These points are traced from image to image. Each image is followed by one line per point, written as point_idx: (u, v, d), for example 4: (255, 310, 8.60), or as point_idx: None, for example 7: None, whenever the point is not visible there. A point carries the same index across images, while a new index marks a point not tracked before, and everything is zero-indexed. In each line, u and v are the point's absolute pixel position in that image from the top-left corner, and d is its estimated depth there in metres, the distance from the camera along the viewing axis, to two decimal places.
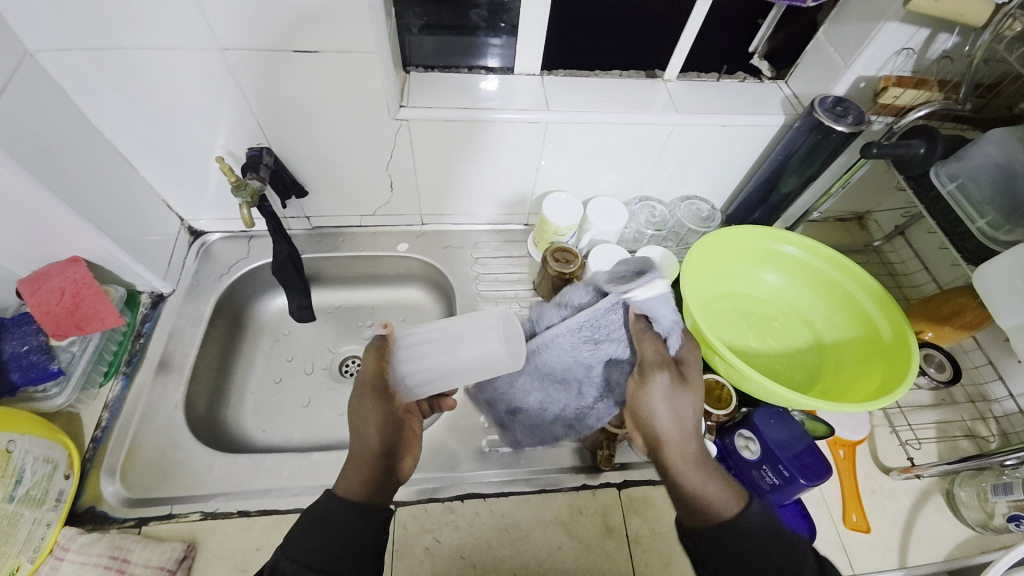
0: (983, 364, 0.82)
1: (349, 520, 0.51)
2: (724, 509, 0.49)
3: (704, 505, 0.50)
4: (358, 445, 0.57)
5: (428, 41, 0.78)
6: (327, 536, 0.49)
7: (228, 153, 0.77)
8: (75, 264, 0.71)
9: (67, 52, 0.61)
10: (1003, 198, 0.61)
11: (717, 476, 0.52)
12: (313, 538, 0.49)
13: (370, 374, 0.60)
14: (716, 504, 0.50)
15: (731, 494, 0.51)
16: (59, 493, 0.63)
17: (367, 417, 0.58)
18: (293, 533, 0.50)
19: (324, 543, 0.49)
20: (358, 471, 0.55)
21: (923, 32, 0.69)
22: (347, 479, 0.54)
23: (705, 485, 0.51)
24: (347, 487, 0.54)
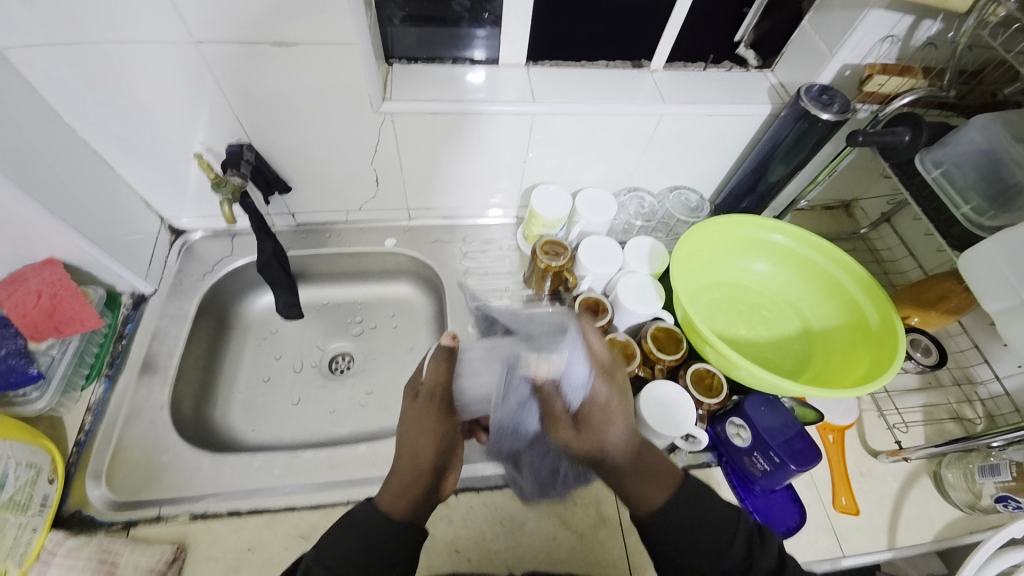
0: (969, 347, 0.83)
1: (381, 525, 0.52)
2: (654, 497, 0.53)
3: (637, 493, 0.54)
4: (410, 456, 0.57)
5: (411, 32, 0.76)
6: (361, 538, 0.51)
7: (207, 149, 0.76)
8: (51, 265, 0.70)
9: (35, 47, 0.59)
10: (988, 183, 0.62)
11: (655, 468, 0.55)
12: (347, 538, 0.50)
13: (436, 387, 0.59)
14: (647, 494, 0.53)
15: (661, 484, 0.54)
16: (43, 498, 0.62)
17: (428, 430, 0.57)
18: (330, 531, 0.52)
19: (357, 544, 0.50)
20: (407, 489, 0.55)
21: (907, 18, 0.69)
22: (390, 493, 0.55)
23: (638, 480, 0.54)
24: (393, 501, 0.54)
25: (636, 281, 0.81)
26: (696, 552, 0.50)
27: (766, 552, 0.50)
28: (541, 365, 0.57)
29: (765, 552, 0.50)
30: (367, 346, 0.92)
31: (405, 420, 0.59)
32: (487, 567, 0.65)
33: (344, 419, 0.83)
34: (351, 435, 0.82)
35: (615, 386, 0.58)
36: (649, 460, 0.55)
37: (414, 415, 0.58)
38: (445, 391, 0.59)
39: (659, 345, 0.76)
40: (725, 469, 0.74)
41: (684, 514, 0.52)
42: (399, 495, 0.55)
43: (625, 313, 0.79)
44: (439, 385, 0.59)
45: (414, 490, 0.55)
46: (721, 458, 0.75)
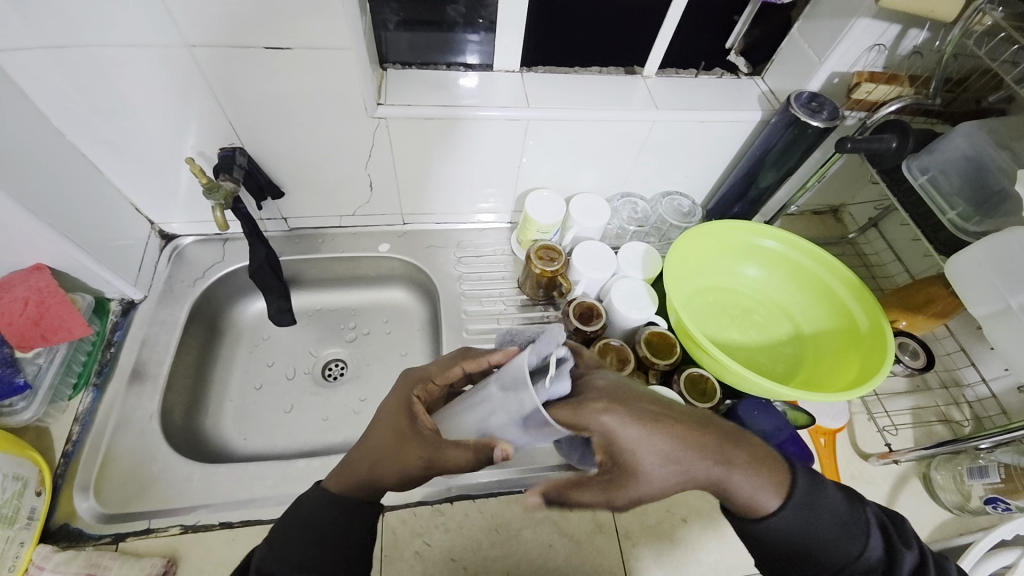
0: (955, 350, 0.85)
1: (328, 519, 0.49)
2: (763, 505, 0.45)
3: (745, 510, 0.46)
4: (370, 468, 0.50)
5: (405, 37, 0.76)
6: (311, 537, 0.48)
7: (199, 154, 0.75)
8: (39, 272, 0.68)
9: (22, 50, 0.58)
10: (972, 189, 0.64)
11: (757, 462, 0.45)
12: (296, 537, 0.48)
13: (448, 463, 0.48)
14: (756, 506, 0.45)
15: (769, 483, 0.45)
16: (30, 511, 0.60)
17: (397, 470, 0.49)
18: (275, 528, 0.49)
19: (307, 544, 0.48)
20: (356, 483, 0.50)
21: (893, 28, 0.70)
22: (344, 480, 0.51)
23: (745, 480, 0.44)
24: (342, 485, 0.51)
25: (631, 286, 0.81)
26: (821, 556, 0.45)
27: (904, 547, 0.46)
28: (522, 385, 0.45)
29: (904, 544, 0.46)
30: (361, 352, 0.91)
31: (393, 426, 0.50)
32: None
33: (338, 426, 0.82)
34: (344, 442, 0.81)
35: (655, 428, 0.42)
36: (739, 453, 0.45)
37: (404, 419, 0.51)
38: (441, 466, 0.48)
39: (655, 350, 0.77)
40: None
41: (805, 522, 0.45)
42: (343, 488, 0.51)
43: (620, 318, 0.80)
44: (448, 461, 0.48)
45: (359, 491, 0.51)
46: None
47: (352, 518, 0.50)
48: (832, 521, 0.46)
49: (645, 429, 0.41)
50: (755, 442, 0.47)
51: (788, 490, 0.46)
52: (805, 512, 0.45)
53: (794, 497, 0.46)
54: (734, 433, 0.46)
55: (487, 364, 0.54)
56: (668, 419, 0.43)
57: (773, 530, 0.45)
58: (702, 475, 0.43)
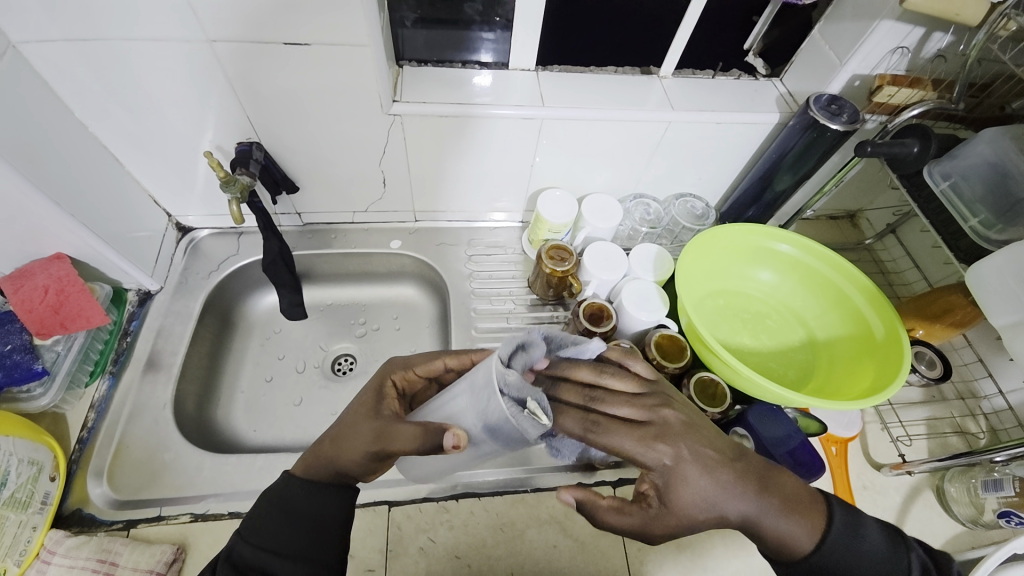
0: (973, 361, 0.83)
1: (304, 503, 0.49)
2: (801, 546, 0.46)
3: (782, 551, 0.46)
4: (330, 447, 0.51)
5: (421, 34, 0.77)
6: (288, 521, 0.49)
7: (217, 148, 0.76)
8: (59, 261, 0.70)
9: (48, 43, 0.59)
10: (995, 196, 0.62)
11: (797, 507, 0.46)
12: (274, 523, 0.48)
13: (395, 442, 0.47)
14: (794, 544, 0.46)
15: (807, 526, 0.46)
16: (44, 495, 0.62)
17: (353, 447, 0.49)
18: (252, 515, 0.49)
19: (285, 528, 0.48)
20: (317, 460, 0.51)
21: (918, 31, 0.69)
22: (307, 459, 0.52)
23: (782, 524, 0.45)
24: (306, 463, 0.52)
25: (641, 287, 0.81)
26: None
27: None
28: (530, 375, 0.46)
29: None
30: (370, 347, 0.92)
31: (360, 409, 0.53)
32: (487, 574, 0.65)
33: None
34: None
35: (698, 459, 0.44)
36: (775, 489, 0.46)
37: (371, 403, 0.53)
38: (388, 446, 0.48)
39: (664, 353, 0.76)
40: None
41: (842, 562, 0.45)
42: (308, 471, 0.51)
43: (629, 319, 0.79)
44: (397, 441, 0.47)
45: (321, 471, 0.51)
46: None
47: (329, 501, 0.50)
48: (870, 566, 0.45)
49: (686, 461, 0.44)
50: (792, 483, 0.48)
51: (823, 529, 0.46)
52: (845, 553, 0.46)
53: (830, 538, 0.46)
54: (777, 478, 0.47)
55: (467, 363, 0.59)
56: (710, 454, 0.45)
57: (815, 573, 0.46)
58: (739, 504, 0.45)
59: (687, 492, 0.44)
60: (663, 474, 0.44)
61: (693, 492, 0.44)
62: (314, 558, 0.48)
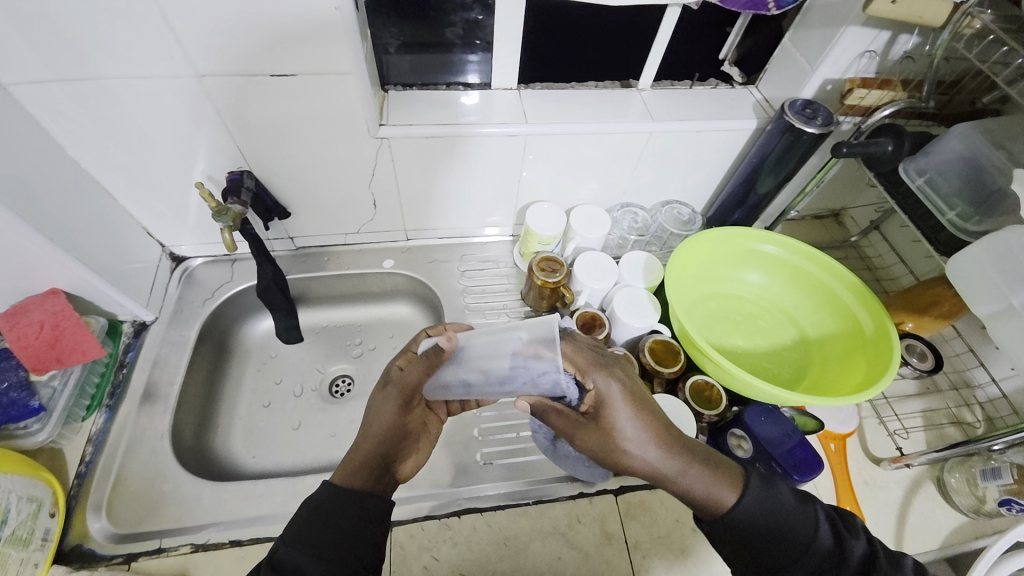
0: (964, 351, 0.84)
1: (343, 507, 0.49)
2: (717, 498, 0.48)
3: (700, 505, 0.49)
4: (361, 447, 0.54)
5: (405, 59, 0.79)
6: (324, 524, 0.48)
7: (208, 178, 0.77)
8: (54, 296, 0.70)
9: (39, 84, 0.60)
10: (971, 190, 0.64)
11: (717, 465, 0.50)
12: (311, 525, 0.48)
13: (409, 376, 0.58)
14: (713, 500, 0.48)
15: (725, 481, 0.49)
16: (44, 532, 0.61)
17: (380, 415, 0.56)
18: (291, 517, 0.49)
19: (321, 530, 0.48)
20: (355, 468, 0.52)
21: (884, 34, 0.71)
22: (343, 474, 0.52)
23: (701, 476, 0.49)
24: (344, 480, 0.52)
25: (632, 295, 0.82)
26: (781, 545, 0.47)
27: (851, 540, 0.48)
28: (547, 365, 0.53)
29: (854, 542, 0.48)
30: (368, 367, 0.92)
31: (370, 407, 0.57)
32: None
33: (346, 441, 0.83)
34: None
35: (630, 399, 0.50)
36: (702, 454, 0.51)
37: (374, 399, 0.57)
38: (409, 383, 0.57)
39: (658, 358, 0.77)
40: None
41: (756, 510, 0.48)
42: (349, 482, 0.51)
43: (623, 327, 0.79)
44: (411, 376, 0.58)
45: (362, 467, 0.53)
46: None
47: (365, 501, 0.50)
48: (784, 517, 0.48)
49: (619, 397, 0.50)
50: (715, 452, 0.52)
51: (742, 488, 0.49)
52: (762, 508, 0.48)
53: (747, 497, 0.48)
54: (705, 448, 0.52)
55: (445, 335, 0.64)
56: (642, 399, 0.51)
57: (735, 527, 0.48)
58: (660, 451, 0.49)
59: (615, 424, 0.49)
60: (598, 404, 0.50)
61: (620, 421, 0.49)
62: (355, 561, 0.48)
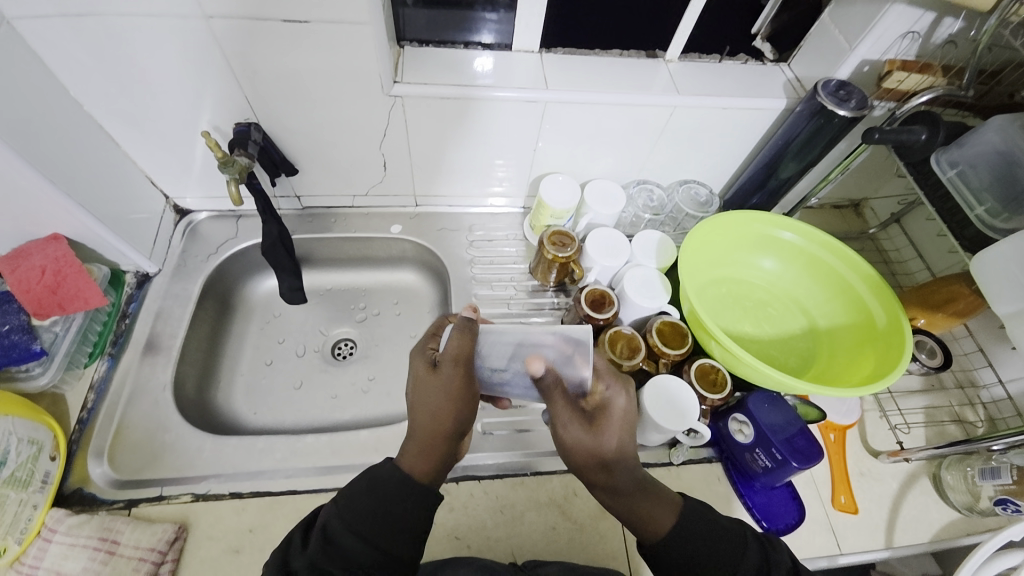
0: (973, 350, 0.83)
1: (404, 501, 0.49)
2: (660, 525, 0.49)
3: (644, 530, 0.49)
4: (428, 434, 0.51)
5: (423, 14, 0.75)
6: (381, 510, 0.48)
7: (215, 128, 0.75)
8: (56, 241, 0.69)
9: (42, 17, 0.58)
10: (1003, 185, 0.61)
11: (658, 490, 0.51)
12: (371, 505, 0.48)
13: (457, 355, 0.51)
14: (653, 526, 0.49)
15: (666, 507, 0.50)
16: (44, 475, 0.62)
17: (441, 398, 0.51)
18: (349, 489, 0.50)
19: (378, 515, 0.48)
20: (425, 452, 0.51)
21: (927, 16, 0.68)
22: (409, 454, 0.51)
23: (644, 503, 0.50)
24: (415, 463, 0.51)
25: (643, 274, 0.80)
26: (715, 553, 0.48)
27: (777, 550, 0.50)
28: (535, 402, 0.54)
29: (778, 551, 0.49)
30: (371, 332, 0.91)
31: (423, 386, 0.52)
32: (486, 554, 0.65)
33: (346, 404, 0.83)
34: (353, 420, 0.82)
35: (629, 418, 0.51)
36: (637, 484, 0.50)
37: (426, 378, 0.52)
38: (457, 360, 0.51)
39: (665, 339, 0.76)
40: (726, 465, 0.74)
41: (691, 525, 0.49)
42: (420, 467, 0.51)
43: (631, 306, 0.79)
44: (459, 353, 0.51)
45: (432, 456, 0.51)
46: (722, 454, 0.75)
47: (419, 494, 0.50)
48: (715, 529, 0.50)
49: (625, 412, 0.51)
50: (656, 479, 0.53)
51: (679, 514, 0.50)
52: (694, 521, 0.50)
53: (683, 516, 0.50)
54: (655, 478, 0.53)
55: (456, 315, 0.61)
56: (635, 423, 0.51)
57: (670, 551, 0.48)
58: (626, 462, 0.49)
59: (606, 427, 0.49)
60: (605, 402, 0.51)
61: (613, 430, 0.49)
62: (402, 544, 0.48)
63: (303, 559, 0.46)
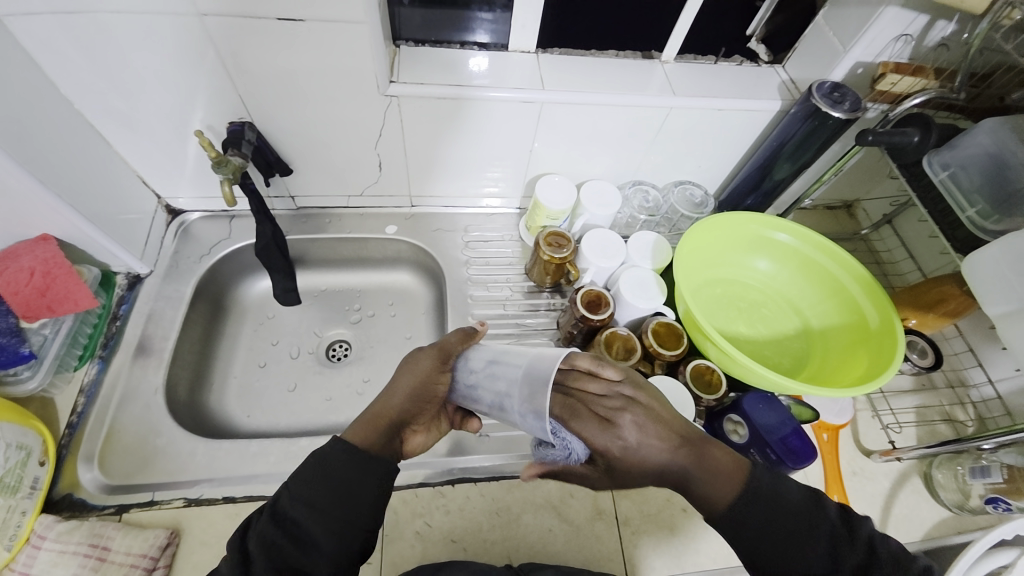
0: (963, 350, 0.85)
1: (343, 466, 0.47)
2: (723, 491, 0.45)
3: (710, 500, 0.45)
4: (384, 403, 0.53)
5: (419, 13, 0.75)
6: (323, 479, 0.47)
7: (207, 127, 0.74)
8: (46, 244, 0.68)
9: (30, 15, 0.57)
10: (993, 187, 0.62)
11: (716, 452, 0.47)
12: (320, 481, 0.47)
13: (445, 347, 0.57)
14: (715, 494, 0.45)
15: (726, 477, 0.45)
16: (34, 480, 0.61)
17: (411, 372, 0.55)
18: (297, 468, 0.48)
19: (319, 485, 0.46)
20: (373, 422, 0.52)
21: (921, 18, 0.69)
22: (358, 424, 0.52)
23: (704, 472, 0.45)
24: (357, 430, 0.51)
25: (639, 275, 0.81)
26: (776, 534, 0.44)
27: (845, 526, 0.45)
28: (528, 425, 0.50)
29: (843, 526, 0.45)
30: (366, 334, 0.91)
31: (401, 363, 0.57)
32: (482, 557, 0.65)
33: (341, 406, 0.83)
34: (348, 423, 0.81)
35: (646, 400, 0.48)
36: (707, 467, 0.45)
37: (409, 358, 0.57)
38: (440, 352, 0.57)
39: (661, 340, 0.76)
40: None
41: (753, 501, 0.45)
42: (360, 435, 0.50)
43: (627, 308, 0.79)
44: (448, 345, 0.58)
45: (377, 425, 0.51)
46: None
47: (371, 465, 0.48)
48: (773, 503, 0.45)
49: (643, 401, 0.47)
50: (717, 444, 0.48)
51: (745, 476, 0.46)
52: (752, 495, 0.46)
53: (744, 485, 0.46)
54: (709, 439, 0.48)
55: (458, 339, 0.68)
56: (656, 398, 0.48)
57: (737, 519, 0.45)
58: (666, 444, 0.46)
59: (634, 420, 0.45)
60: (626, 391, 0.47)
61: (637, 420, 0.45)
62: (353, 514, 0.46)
63: (254, 538, 0.44)
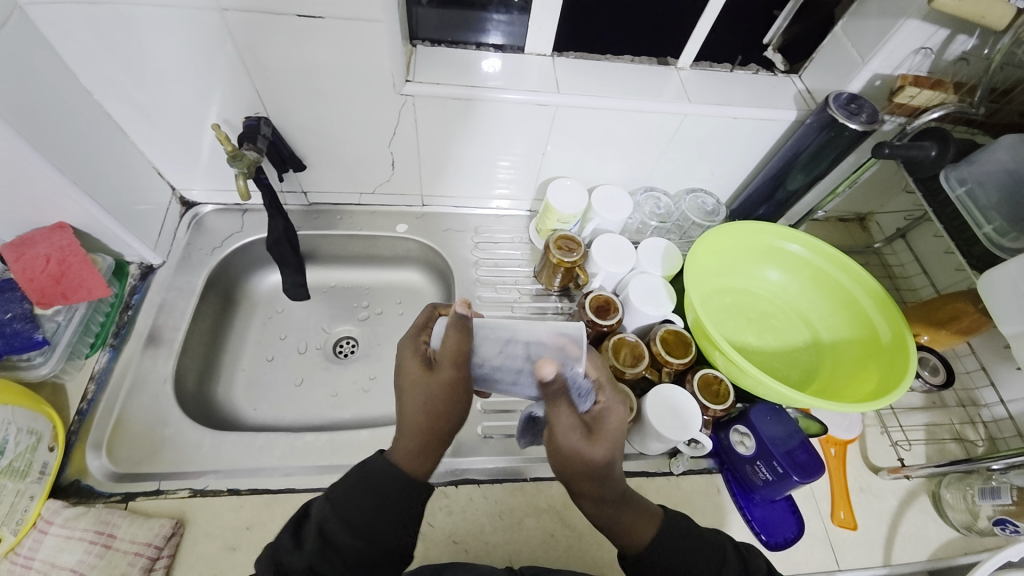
0: (975, 369, 0.83)
1: (391, 485, 0.50)
2: (642, 534, 0.51)
3: (625, 539, 0.51)
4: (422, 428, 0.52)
5: (436, 14, 0.75)
6: (375, 498, 0.50)
7: (224, 121, 0.75)
8: (62, 230, 0.69)
9: (55, 5, 0.57)
10: (1011, 204, 0.61)
11: (641, 504, 0.53)
12: (359, 495, 0.50)
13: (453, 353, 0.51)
14: (632, 536, 0.51)
15: (646, 519, 0.52)
16: (42, 465, 0.61)
17: (436, 394, 0.52)
18: (341, 481, 0.51)
19: (370, 502, 0.49)
20: (420, 447, 0.52)
21: (943, 32, 0.68)
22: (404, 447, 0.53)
23: (626, 514, 0.52)
24: (406, 455, 0.52)
25: (648, 281, 0.80)
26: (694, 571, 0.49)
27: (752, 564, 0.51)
28: (549, 360, 0.49)
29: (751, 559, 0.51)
30: (373, 331, 0.91)
31: (415, 384, 0.53)
32: (484, 559, 0.65)
33: (346, 403, 0.83)
34: (353, 419, 0.81)
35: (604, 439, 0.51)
36: (622, 497, 0.52)
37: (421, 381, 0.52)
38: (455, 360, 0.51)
39: (669, 348, 0.76)
40: (726, 477, 0.74)
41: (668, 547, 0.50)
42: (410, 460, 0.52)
43: (635, 313, 0.79)
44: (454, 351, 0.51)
45: (425, 449, 0.53)
46: (722, 465, 0.75)
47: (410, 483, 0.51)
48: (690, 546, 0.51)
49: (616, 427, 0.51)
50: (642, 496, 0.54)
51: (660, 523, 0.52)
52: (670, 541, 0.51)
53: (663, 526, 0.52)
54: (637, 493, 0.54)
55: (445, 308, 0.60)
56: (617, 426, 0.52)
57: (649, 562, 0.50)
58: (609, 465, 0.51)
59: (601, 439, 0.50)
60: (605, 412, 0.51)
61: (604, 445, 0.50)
62: (390, 533, 0.49)
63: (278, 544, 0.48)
